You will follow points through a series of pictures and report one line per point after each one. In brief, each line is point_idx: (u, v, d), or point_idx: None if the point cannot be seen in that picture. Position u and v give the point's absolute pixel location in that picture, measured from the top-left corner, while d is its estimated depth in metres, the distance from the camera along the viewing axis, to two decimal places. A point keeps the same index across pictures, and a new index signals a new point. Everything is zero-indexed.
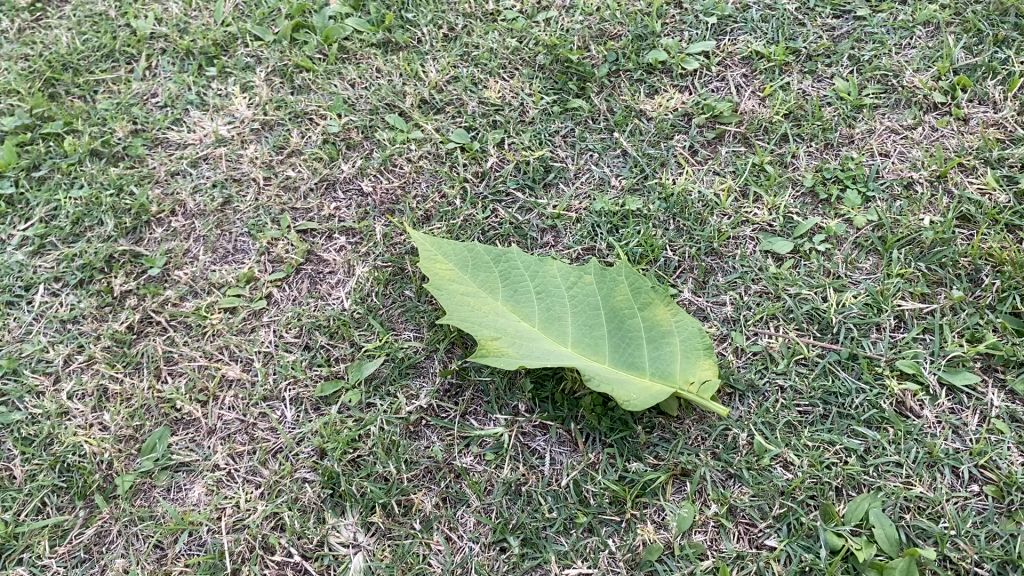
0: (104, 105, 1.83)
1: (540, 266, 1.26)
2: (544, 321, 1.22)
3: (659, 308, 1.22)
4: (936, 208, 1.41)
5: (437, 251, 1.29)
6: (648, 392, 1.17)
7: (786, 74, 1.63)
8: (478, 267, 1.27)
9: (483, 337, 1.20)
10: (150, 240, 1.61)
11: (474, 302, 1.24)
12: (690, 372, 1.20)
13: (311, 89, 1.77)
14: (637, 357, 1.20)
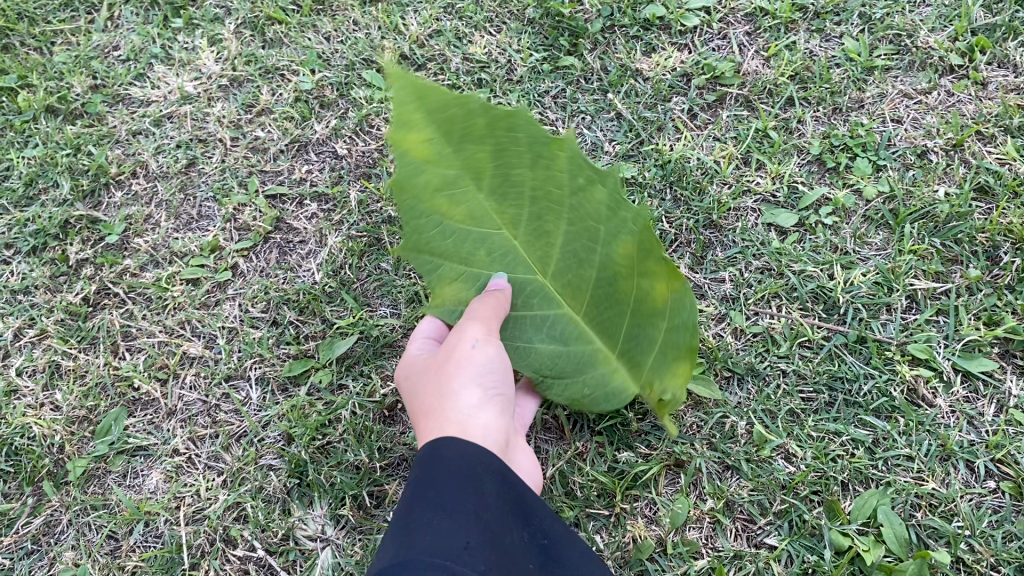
0: (62, 58, 1.71)
1: (550, 156, 0.82)
2: (531, 238, 0.94)
3: (661, 283, 0.88)
4: (952, 178, 1.32)
5: (420, 97, 0.75)
6: (607, 386, 1.00)
7: (792, 32, 1.52)
8: (466, 135, 0.80)
9: (441, 274, 0.97)
10: (109, 205, 1.51)
11: (449, 206, 0.89)
12: (666, 368, 0.96)
13: (284, 43, 1.65)
14: (612, 331, 0.96)
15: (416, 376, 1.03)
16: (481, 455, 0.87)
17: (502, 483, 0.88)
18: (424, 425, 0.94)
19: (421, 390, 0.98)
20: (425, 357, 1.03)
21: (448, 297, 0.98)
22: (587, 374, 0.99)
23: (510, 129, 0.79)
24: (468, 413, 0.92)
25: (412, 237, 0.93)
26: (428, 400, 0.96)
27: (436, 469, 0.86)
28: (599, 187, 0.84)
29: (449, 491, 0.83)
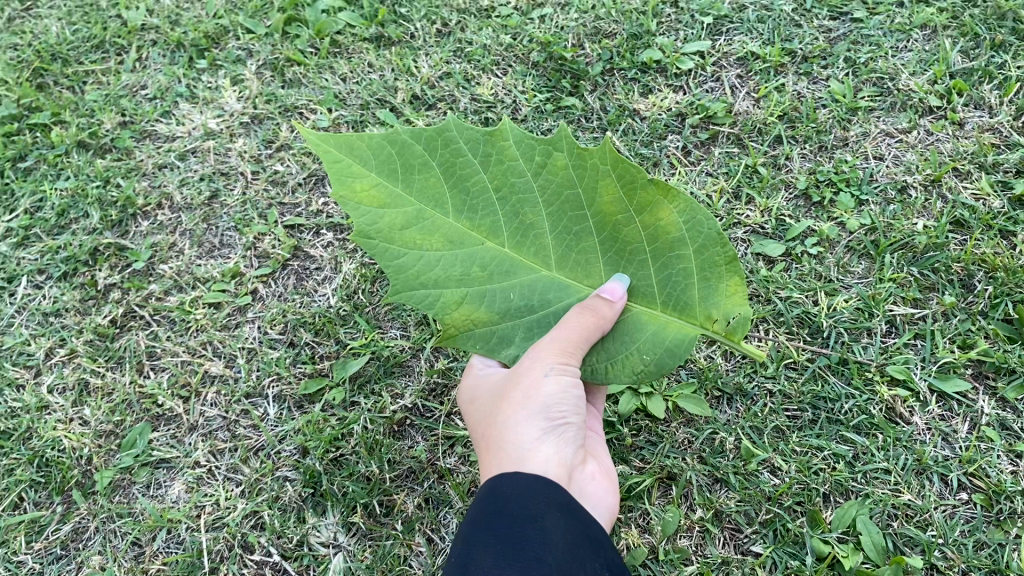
0: (92, 96, 1.83)
1: (495, 149, 0.81)
2: (518, 236, 0.84)
3: (660, 211, 0.80)
4: (930, 213, 1.40)
5: (349, 152, 0.78)
6: (670, 342, 0.85)
7: (781, 75, 1.62)
8: (413, 168, 0.80)
9: (445, 305, 0.84)
10: (135, 233, 1.60)
11: (424, 240, 0.82)
12: (714, 297, 0.83)
13: (303, 83, 1.75)
14: (644, 283, 0.85)
15: (483, 398, 0.98)
16: (540, 492, 0.83)
17: (565, 519, 0.83)
18: (486, 460, 0.90)
19: (485, 418, 0.94)
20: (491, 383, 0.98)
21: (463, 328, 0.85)
22: (643, 336, 0.86)
23: (451, 148, 0.80)
24: (528, 447, 0.87)
25: (406, 282, 0.82)
26: (490, 431, 0.92)
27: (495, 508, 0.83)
28: (557, 157, 0.81)
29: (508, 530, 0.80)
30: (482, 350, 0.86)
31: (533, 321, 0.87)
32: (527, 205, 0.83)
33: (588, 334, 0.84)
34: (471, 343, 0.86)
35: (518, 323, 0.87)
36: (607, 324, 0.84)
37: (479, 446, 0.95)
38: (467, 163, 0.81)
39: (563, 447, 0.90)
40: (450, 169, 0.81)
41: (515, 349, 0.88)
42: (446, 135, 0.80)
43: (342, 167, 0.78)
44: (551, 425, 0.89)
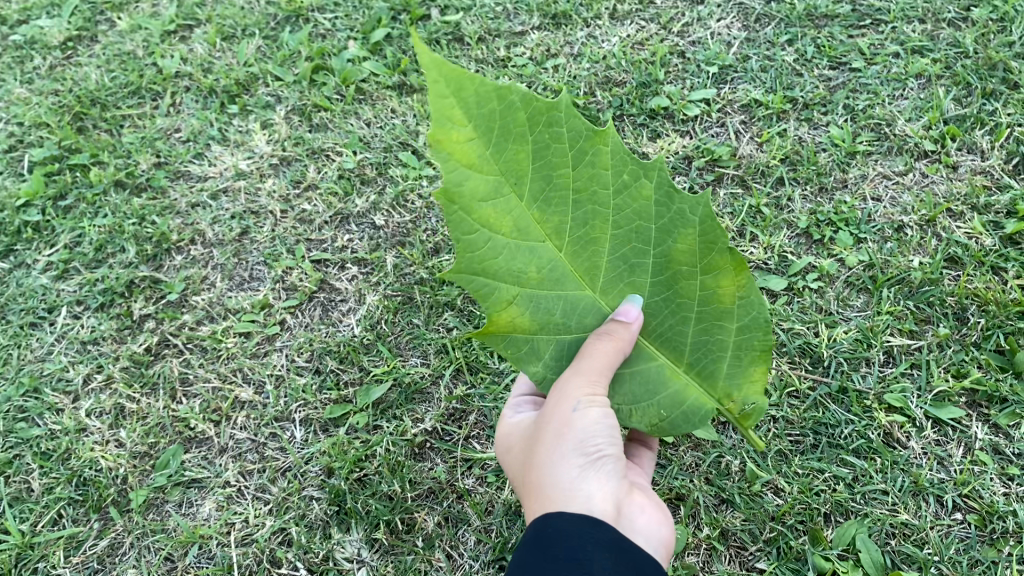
0: (129, 138, 1.93)
1: (593, 153, 0.74)
2: (577, 251, 0.77)
3: (726, 277, 0.76)
4: (925, 250, 1.47)
5: (457, 90, 0.68)
6: (683, 404, 0.81)
7: (783, 121, 1.71)
8: (509, 135, 0.70)
9: (491, 299, 0.77)
10: (169, 267, 1.69)
11: (496, 217, 0.73)
12: (738, 379, 0.80)
13: (329, 127, 1.85)
14: (675, 337, 0.80)
15: (521, 442, 0.95)
16: (582, 533, 0.80)
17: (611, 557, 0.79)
18: (530, 507, 0.87)
19: (524, 463, 0.91)
20: (526, 427, 0.96)
21: (503, 327, 0.78)
22: (661, 390, 0.82)
23: (551, 132, 0.72)
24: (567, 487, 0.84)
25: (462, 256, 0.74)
26: (528, 476, 0.89)
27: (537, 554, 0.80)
28: (644, 184, 0.75)
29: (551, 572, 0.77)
30: (512, 354, 0.80)
31: (567, 342, 0.82)
32: (597, 220, 0.76)
33: (614, 358, 0.79)
34: (504, 345, 0.80)
35: (551, 341, 0.82)
36: (625, 349, 0.79)
37: (522, 492, 0.92)
38: (561, 153, 0.73)
39: (607, 483, 0.86)
40: (544, 151, 0.72)
41: (541, 368, 0.83)
42: (554, 113, 0.71)
43: (444, 101, 0.68)
44: (589, 460, 0.86)
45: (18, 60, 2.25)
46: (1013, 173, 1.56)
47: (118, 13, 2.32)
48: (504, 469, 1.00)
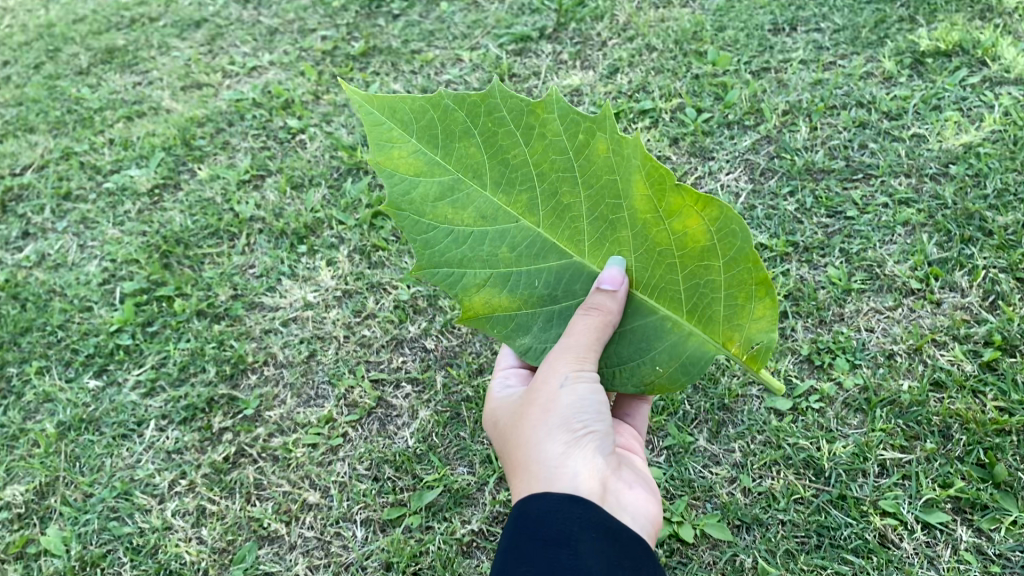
0: (209, 273, 2.20)
1: (536, 123, 0.92)
2: (552, 215, 0.96)
3: (690, 216, 0.87)
4: (913, 375, 1.68)
5: (399, 120, 0.93)
6: (682, 355, 0.96)
7: (786, 262, 1.98)
8: (453, 136, 0.94)
9: (466, 285, 1.00)
10: (245, 385, 1.94)
11: (454, 212, 0.97)
12: (738, 319, 0.92)
13: (386, 265, 2.11)
14: (672, 289, 0.94)
15: (511, 423, 1.16)
16: (569, 501, 1.00)
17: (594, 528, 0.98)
18: (522, 477, 1.08)
19: (516, 440, 1.12)
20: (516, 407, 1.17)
21: (483, 310, 1.01)
22: (659, 347, 0.98)
23: (493, 119, 0.93)
24: (555, 461, 1.05)
25: (430, 257, 0.98)
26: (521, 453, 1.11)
27: (526, 524, 1.00)
28: (597, 139, 0.90)
29: (540, 537, 0.97)
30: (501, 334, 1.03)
31: (550, 311, 1.04)
32: (561, 184, 0.94)
33: (602, 332, 0.99)
34: (491, 324, 1.02)
35: (538, 312, 1.04)
36: (613, 316, 0.97)
37: (510, 465, 1.13)
38: (507, 136, 0.93)
39: (593, 455, 1.08)
40: (489, 139, 0.94)
41: (528, 340, 1.05)
42: (489, 102, 0.92)
43: (378, 129, 0.93)
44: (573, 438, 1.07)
45: (111, 204, 2.58)
46: (990, 308, 1.78)
47: (199, 164, 2.69)
48: (496, 444, 1.21)
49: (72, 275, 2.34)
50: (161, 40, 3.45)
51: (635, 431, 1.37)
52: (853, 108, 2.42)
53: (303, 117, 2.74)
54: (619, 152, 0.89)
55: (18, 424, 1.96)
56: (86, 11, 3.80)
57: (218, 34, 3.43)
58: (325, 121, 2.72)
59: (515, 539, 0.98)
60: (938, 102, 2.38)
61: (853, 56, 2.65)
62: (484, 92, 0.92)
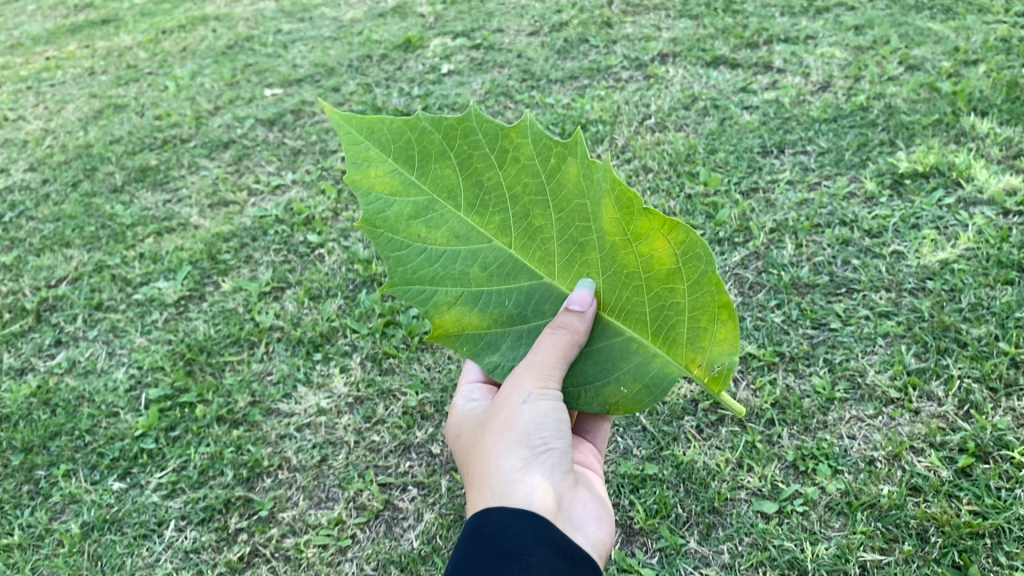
0: (230, 380, 2.37)
1: (512, 147, 0.90)
2: (524, 237, 0.94)
3: (656, 238, 0.87)
4: (893, 480, 1.78)
5: (374, 137, 0.90)
6: (645, 375, 0.94)
7: (773, 371, 2.11)
8: (428, 157, 0.91)
9: (436, 304, 0.97)
10: (260, 488, 2.05)
11: (426, 231, 0.94)
12: (700, 342, 0.90)
13: (396, 370, 2.29)
14: (638, 310, 0.93)
15: (472, 439, 1.22)
16: (520, 516, 1.05)
17: (542, 540, 1.03)
18: (479, 488, 1.13)
19: (477, 454, 1.17)
20: (480, 421, 1.23)
21: (453, 329, 0.98)
22: (623, 368, 0.96)
23: (469, 142, 0.91)
24: (512, 474, 1.11)
25: (402, 274, 0.95)
26: (479, 463, 1.16)
27: (479, 533, 1.04)
28: (569, 162, 0.89)
29: (492, 550, 1.01)
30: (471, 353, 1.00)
31: (520, 333, 1.02)
32: (532, 207, 0.92)
33: (567, 348, 0.97)
34: (459, 342, 0.99)
35: (507, 332, 1.02)
36: (580, 336, 0.95)
37: (469, 476, 1.18)
38: (482, 158, 0.91)
39: (550, 472, 1.13)
40: (465, 162, 0.91)
41: (498, 358, 1.03)
42: (466, 125, 0.90)
43: (357, 148, 0.90)
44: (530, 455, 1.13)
45: (139, 314, 2.75)
46: (965, 416, 1.90)
47: (223, 276, 2.86)
48: (457, 457, 1.27)
49: (100, 381, 2.47)
50: (191, 161, 3.71)
51: (594, 451, 1.47)
52: (836, 225, 2.59)
53: (323, 233, 2.95)
54: (591, 175, 0.88)
55: (43, 523, 2.06)
56: (123, 133, 4.10)
57: (244, 155, 3.70)
58: (342, 237, 2.93)
59: (470, 545, 1.03)
60: (917, 221, 2.53)
61: (837, 176, 2.85)
62: (461, 115, 0.90)
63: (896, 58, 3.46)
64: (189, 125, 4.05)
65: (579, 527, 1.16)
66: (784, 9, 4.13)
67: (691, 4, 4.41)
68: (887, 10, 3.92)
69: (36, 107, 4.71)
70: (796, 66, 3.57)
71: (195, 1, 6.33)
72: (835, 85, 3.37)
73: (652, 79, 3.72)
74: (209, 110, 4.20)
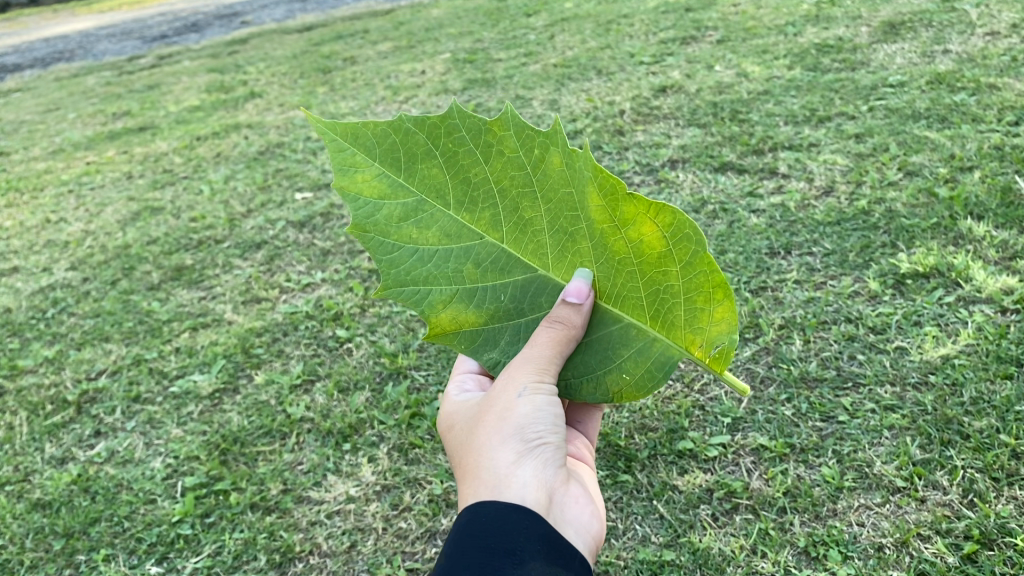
0: (262, 468, 2.48)
1: (496, 140, 1.00)
2: (516, 230, 1.05)
3: (644, 222, 0.97)
4: (901, 565, 1.90)
5: (359, 143, 1.00)
6: (649, 360, 1.05)
7: (784, 461, 2.26)
8: (415, 157, 1.01)
9: (432, 302, 1.09)
10: (291, 573, 2.15)
11: (418, 232, 1.05)
12: (699, 323, 1.01)
13: (421, 460, 2.39)
14: (636, 295, 1.03)
15: (467, 435, 1.37)
16: (516, 508, 1.21)
17: (530, 528, 1.19)
18: (474, 477, 1.28)
19: (473, 447, 1.33)
20: (474, 415, 1.39)
21: (450, 326, 1.10)
22: (625, 355, 1.08)
23: (453, 138, 1.01)
24: (506, 468, 1.26)
25: (396, 276, 1.07)
26: (473, 457, 1.31)
27: (475, 524, 1.18)
28: (553, 152, 0.99)
29: (490, 541, 1.15)
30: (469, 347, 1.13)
31: (517, 325, 1.14)
32: (522, 199, 1.03)
33: (564, 342, 1.09)
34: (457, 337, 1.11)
35: (506, 326, 1.14)
36: (577, 327, 1.07)
37: (462, 468, 1.33)
38: (468, 154, 1.01)
39: (541, 466, 1.29)
40: (451, 159, 1.01)
41: (496, 354, 1.17)
42: (449, 122, 1.00)
43: (344, 155, 1.00)
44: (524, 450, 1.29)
45: (176, 405, 2.88)
46: (970, 504, 1.99)
47: (255, 369, 3.00)
48: (451, 450, 1.42)
49: (138, 470, 2.59)
50: (226, 260, 3.91)
51: (583, 444, 1.65)
52: (842, 322, 2.72)
53: (351, 328, 3.11)
54: (574, 164, 0.98)
55: None
56: (160, 234, 4.31)
57: (276, 255, 3.89)
58: (369, 331, 3.08)
59: (469, 528, 1.18)
60: (918, 319, 2.66)
61: (841, 276, 2.99)
62: (442, 115, 1.00)
63: (895, 165, 3.65)
64: (223, 226, 4.27)
65: (567, 519, 1.32)
66: (787, 118, 4.37)
67: (699, 113, 4.66)
68: (886, 119, 4.14)
69: (77, 209, 4.96)
70: (800, 172, 3.77)
71: (229, 110, 6.67)
72: (838, 189, 3.56)
73: (663, 183, 3.95)
74: (242, 212, 4.43)
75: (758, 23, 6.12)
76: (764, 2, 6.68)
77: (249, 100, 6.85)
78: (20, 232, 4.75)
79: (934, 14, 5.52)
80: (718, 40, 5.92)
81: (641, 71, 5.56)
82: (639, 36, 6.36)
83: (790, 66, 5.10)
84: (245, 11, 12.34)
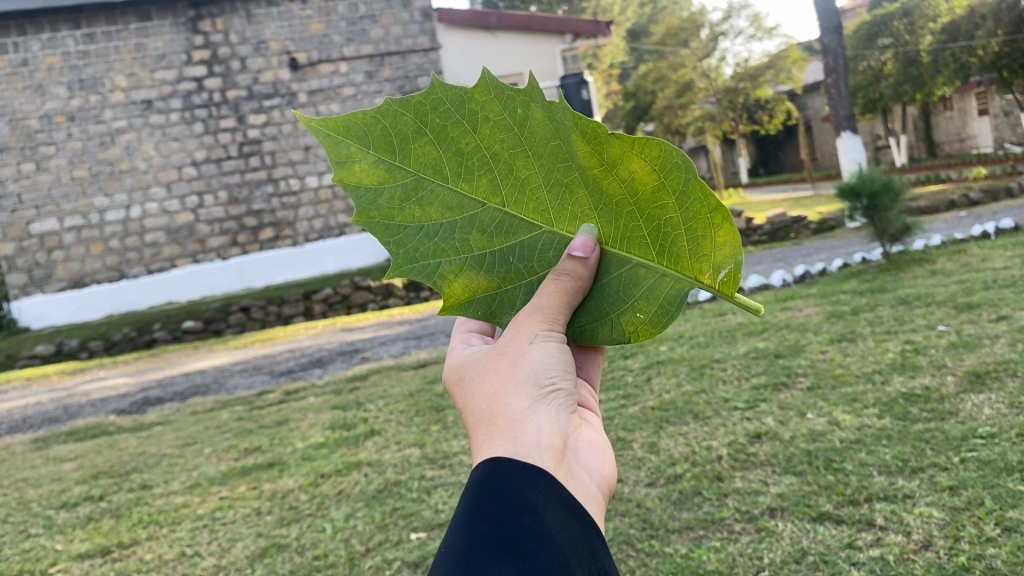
0: None
1: (478, 105, 1.43)
2: (511, 189, 1.48)
3: (633, 160, 1.36)
4: None
5: (357, 134, 1.45)
6: (661, 295, 1.49)
7: None
8: (406, 139, 1.46)
9: (444, 274, 1.56)
10: None
11: (420, 210, 1.51)
12: (702, 248, 1.42)
13: None
14: (639, 233, 1.46)
15: (480, 383, 1.73)
16: (531, 448, 1.54)
17: (541, 472, 1.48)
18: (493, 419, 1.62)
19: (490, 391, 1.68)
20: (488, 363, 1.74)
21: (461, 293, 1.58)
22: (637, 294, 1.52)
23: (439, 112, 1.44)
24: (524, 413, 1.61)
25: (406, 255, 1.54)
26: (492, 402, 1.66)
27: (498, 463, 1.48)
28: (535, 109, 1.40)
29: (505, 487, 1.43)
30: (485, 313, 1.61)
31: (530, 282, 1.61)
32: (514, 160, 1.46)
33: (576, 288, 1.53)
34: (473, 308, 1.59)
35: (519, 287, 1.62)
36: (586, 276, 1.51)
37: (479, 412, 1.67)
38: (457, 124, 1.45)
39: (553, 410, 1.65)
40: (440, 135, 1.46)
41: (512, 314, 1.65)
42: (433, 99, 1.44)
43: (340, 148, 1.45)
44: (539, 396, 1.65)
45: None
46: None
47: None
48: (463, 396, 1.77)
49: None
50: None
51: (590, 390, 2.00)
52: None
53: None
54: (555, 117, 1.39)
55: None
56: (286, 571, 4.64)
57: None
58: None
59: (491, 473, 1.46)
60: None
61: None
62: (426, 94, 1.43)
63: (992, 518, 3.77)
64: (344, 565, 4.58)
65: (578, 462, 1.65)
66: (881, 467, 4.56)
67: (794, 460, 4.89)
68: (979, 471, 4.29)
69: (210, 543, 5.38)
70: (897, 523, 3.91)
71: (351, 447, 7.25)
72: (937, 543, 3.67)
73: (763, 531, 4.12)
74: (362, 550, 4.76)
75: (847, 371, 6.50)
76: (851, 350, 7.11)
77: (369, 438, 7.44)
78: (158, 565, 5.16)
79: (1019, 364, 5.79)
80: (809, 387, 6.28)
81: (736, 416, 5.90)
82: (733, 381, 6.80)
83: (880, 415, 5.36)
84: (365, 347, 13.55)
